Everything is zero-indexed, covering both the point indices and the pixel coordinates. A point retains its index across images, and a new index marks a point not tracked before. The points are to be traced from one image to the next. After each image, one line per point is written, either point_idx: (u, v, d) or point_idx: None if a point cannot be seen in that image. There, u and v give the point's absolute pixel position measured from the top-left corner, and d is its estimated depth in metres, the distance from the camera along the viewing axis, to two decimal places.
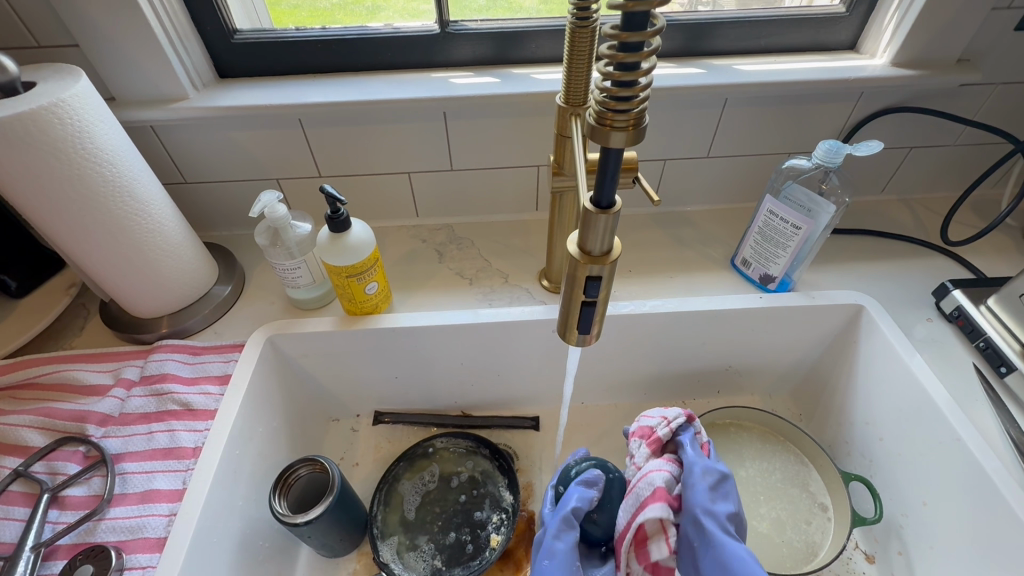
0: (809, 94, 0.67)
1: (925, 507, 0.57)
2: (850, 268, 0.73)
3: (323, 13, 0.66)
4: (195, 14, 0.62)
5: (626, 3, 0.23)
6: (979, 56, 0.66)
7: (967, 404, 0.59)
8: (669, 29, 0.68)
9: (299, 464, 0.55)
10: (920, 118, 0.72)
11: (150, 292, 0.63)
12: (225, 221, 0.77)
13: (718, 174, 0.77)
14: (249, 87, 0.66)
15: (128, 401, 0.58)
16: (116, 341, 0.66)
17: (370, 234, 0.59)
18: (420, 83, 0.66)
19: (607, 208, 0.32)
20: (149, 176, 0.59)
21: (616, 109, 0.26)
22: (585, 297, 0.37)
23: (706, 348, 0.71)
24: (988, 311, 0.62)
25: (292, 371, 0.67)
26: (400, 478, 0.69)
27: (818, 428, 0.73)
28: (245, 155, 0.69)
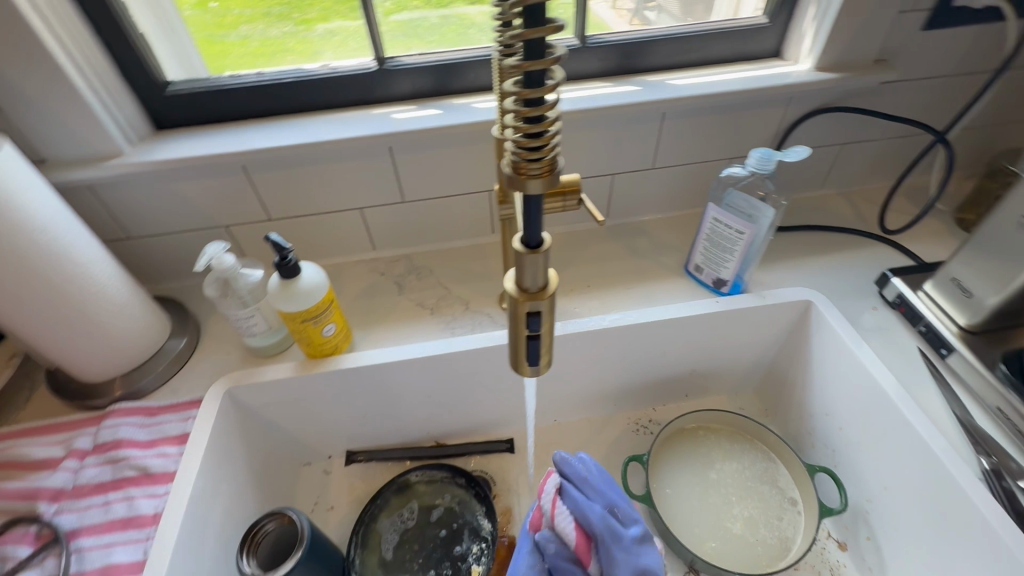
0: (740, 103, 0.70)
1: (885, 491, 0.60)
2: (797, 264, 0.75)
3: (276, 41, 0.66)
4: (125, 69, 0.61)
5: (522, 62, 0.24)
6: (893, 55, 0.70)
7: (916, 388, 0.61)
8: (602, 50, 0.70)
9: (265, 519, 0.54)
10: (847, 117, 0.75)
11: (99, 355, 0.60)
12: (175, 272, 0.76)
13: (665, 183, 0.79)
14: (187, 138, 0.65)
15: (81, 472, 0.56)
16: (67, 409, 0.64)
17: (323, 276, 0.59)
18: (362, 121, 0.66)
19: (537, 247, 0.33)
20: (87, 237, 0.57)
21: (529, 159, 0.26)
22: (529, 331, 0.37)
23: (668, 355, 0.72)
24: (926, 296, 0.66)
25: (255, 421, 0.66)
26: (377, 517, 0.67)
27: (783, 422, 0.75)
28: (189, 205, 0.68)
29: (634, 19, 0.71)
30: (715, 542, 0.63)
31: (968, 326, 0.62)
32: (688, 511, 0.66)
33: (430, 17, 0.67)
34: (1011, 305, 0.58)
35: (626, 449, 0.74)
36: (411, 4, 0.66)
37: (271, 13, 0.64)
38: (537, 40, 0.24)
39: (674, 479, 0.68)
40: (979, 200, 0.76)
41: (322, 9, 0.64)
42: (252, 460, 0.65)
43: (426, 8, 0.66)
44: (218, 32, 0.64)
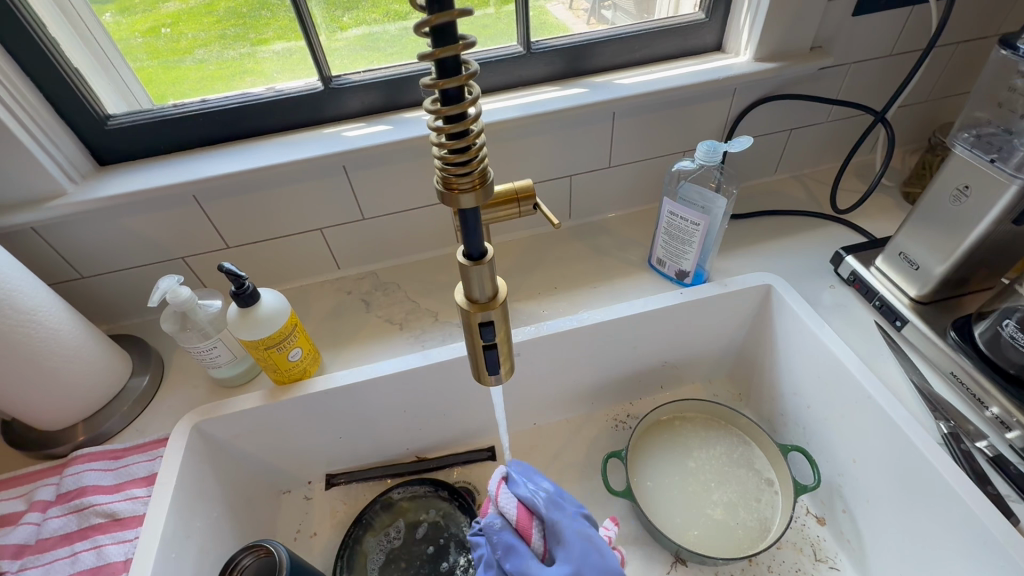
0: (686, 97, 0.71)
1: (855, 463, 0.61)
2: (756, 249, 0.77)
3: (232, 63, 0.65)
4: (61, 107, 0.60)
5: (437, 80, 0.25)
6: (829, 41, 0.72)
7: (875, 361, 0.63)
8: (548, 55, 0.71)
9: (242, 554, 0.52)
10: (790, 104, 0.77)
11: (55, 402, 0.58)
12: (134, 309, 0.74)
13: (623, 180, 0.81)
14: (133, 171, 0.63)
15: (45, 524, 0.54)
16: (28, 460, 0.62)
17: (283, 301, 0.59)
18: (313, 141, 0.66)
19: (480, 258, 0.33)
20: (32, 282, 0.55)
21: (458, 173, 0.27)
22: (484, 342, 0.37)
23: (639, 350, 0.73)
24: (878, 272, 0.68)
25: (227, 454, 0.64)
26: (362, 539, 0.66)
27: (757, 405, 0.76)
28: (142, 239, 0.67)
29: (591, 18, 0.72)
30: (698, 530, 0.64)
31: (919, 297, 0.64)
32: (670, 502, 0.66)
33: (389, 29, 0.67)
34: (956, 273, 0.61)
35: (606, 446, 0.74)
36: (370, 17, 0.65)
37: (226, 35, 0.63)
38: (449, 59, 0.25)
39: (655, 471, 0.69)
40: (922, 174, 0.79)
41: (278, 27, 0.63)
42: (227, 494, 0.64)
43: (385, 21, 0.66)
44: (171, 58, 0.63)
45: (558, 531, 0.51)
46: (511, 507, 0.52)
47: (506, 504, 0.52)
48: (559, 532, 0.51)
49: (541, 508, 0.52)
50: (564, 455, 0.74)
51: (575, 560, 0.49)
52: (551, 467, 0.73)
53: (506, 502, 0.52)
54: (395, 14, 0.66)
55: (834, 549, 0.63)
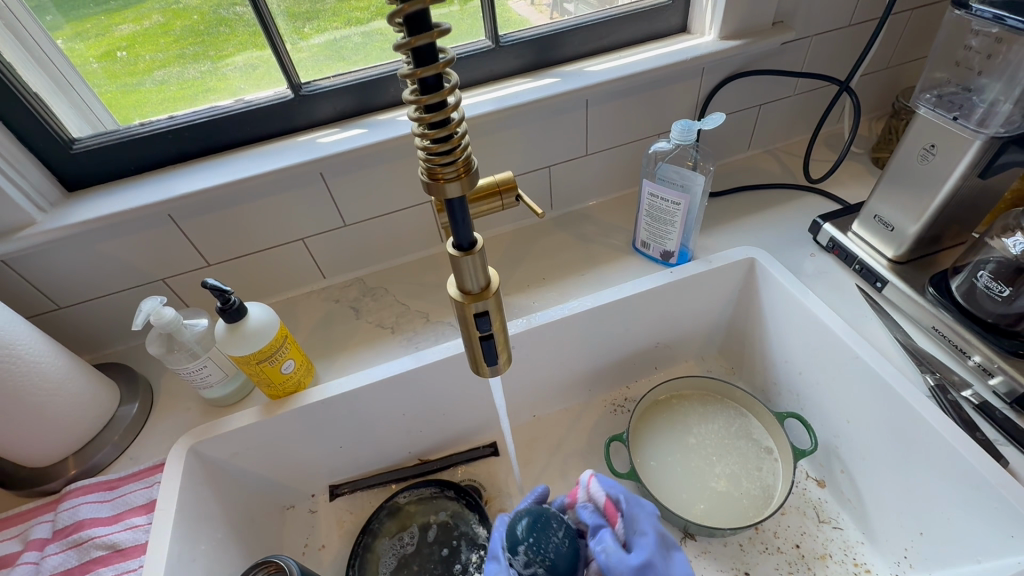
0: (657, 79, 0.72)
1: (849, 424, 0.63)
2: (737, 225, 0.79)
3: (194, 82, 0.64)
4: (23, 134, 0.58)
5: (414, 70, 0.25)
6: (790, 16, 0.74)
7: (860, 323, 0.65)
8: (517, 48, 0.71)
9: (253, 570, 0.52)
10: (758, 80, 0.79)
11: (43, 436, 0.57)
12: (117, 335, 0.72)
13: (602, 167, 0.81)
14: (104, 195, 0.62)
15: (43, 562, 0.53)
16: (21, 500, 0.60)
17: (271, 314, 0.58)
18: (288, 150, 0.65)
19: (470, 248, 0.33)
20: (9, 316, 0.54)
21: (442, 162, 0.27)
22: (480, 333, 0.37)
23: (631, 333, 0.74)
24: (855, 236, 0.70)
25: (227, 474, 0.63)
26: (372, 545, 0.65)
27: (749, 376, 0.78)
28: (120, 264, 0.65)
29: (554, 12, 0.72)
30: (704, 503, 0.65)
31: (896, 258, 0.66)
32: (674, 479, 0.67)
33: (352, 36, 0.66)
34: (928, 231, 0.62)
35: (607, 430, 0.75)
36: (331, 25, 0.65)
37: (185, 54, 0.62)
38: (426, 47, 0.24)
39: (657, 451, 0.70)
40: (889, 138, 0.81)
41: (238, 42, 0.63)
42: (230, 514, 0.63)
43: (346, 29, 0.66)
44: (130, 81, 0.62)
45: (639, 524, 0.52)
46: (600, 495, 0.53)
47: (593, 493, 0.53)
48: (639, 526, 0.51)
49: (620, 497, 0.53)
50: (567, 443, 0.74)
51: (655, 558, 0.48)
52: (555, 456, 0.73)
53: (597, 488, 0.53)
54: (356, 22, 0.66)
55: (836, 509, 0.65)
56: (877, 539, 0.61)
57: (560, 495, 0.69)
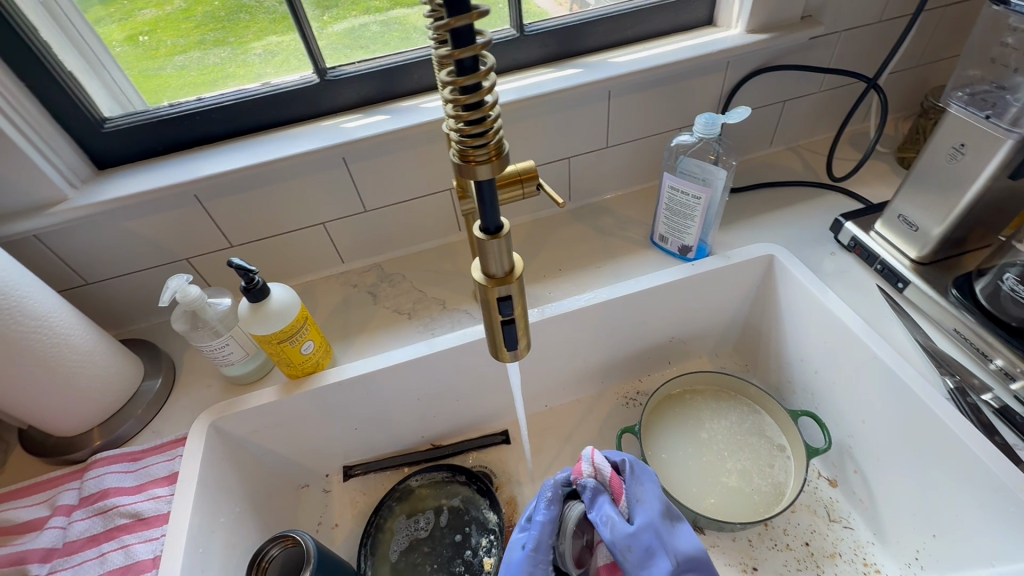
0: (681, 72, 0.72)
1: (864, 424, 0.62)
2: (757, 221, 0.78)
3: (214, 68, 0.65)
4: (57, 112, 0.59)
5: (452, 51, 0.25)
6: (819, 11, 0.73)
7: (880, 323, 0.64)
8: (540, 38, 0.71)
9: (270, 545, 0.53)
10: (784, 75, 0.78)
11: (71, 407, 0.58)
12: (141, 312, 0.74)
13: (622, 160, 0.81)
14: (133, 174, 0.63)
15: (71, 528, 0.55)
16: (48, 467, 0.62)
17: (293, 295, 0.59)
18: (312, 134, 0.65)
19: (497, 232, 0.34)
20: (41, 289, 0.55)
21: (475, 145, 0.27)
22: (502, 317, 0.38)
23: (646, 326, 0.74)
24: (878, 236, 0.69)
25: (245, 451, 0.65)
26: (384, 526, 0.67)
27: (764, 374, 0.77)
28: (146, 243, 0.67)
29: (573, 3, 0.72)
30: (714, 498, 0.65)
31: (919, 259, 0.65)
32: (685, 473, 0.67)
33: (370, 24, 0.67)
34: (954, 232, 0.62)
35: (618, 422, 0.76)
36: (350, 14, 0.66)
37: (206, 40, 0.63)
38: (464, 29, 0.25)
39: (669, 444, 0.70)
40: (915, 138, 0.80)
41: (257, 30, 0.64)
42: (248, 489, 0.64)
43: (365, 16, 0.67)
44: (152, 65, 0.63)
45: (640, 491, 0.52)
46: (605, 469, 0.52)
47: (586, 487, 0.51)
48: (642, 492, 0.52)
49: (624, 472, 0.53)
50: (578, 434, 0.75)
51: (658, 521, 0.49)
52: (565, 447, 0.74)
53: (601, 462, 0.52)
54: (374, 10, 0.67)
55: (848, 509, 0.64)
56: (888, 539, 0.60)
57: None
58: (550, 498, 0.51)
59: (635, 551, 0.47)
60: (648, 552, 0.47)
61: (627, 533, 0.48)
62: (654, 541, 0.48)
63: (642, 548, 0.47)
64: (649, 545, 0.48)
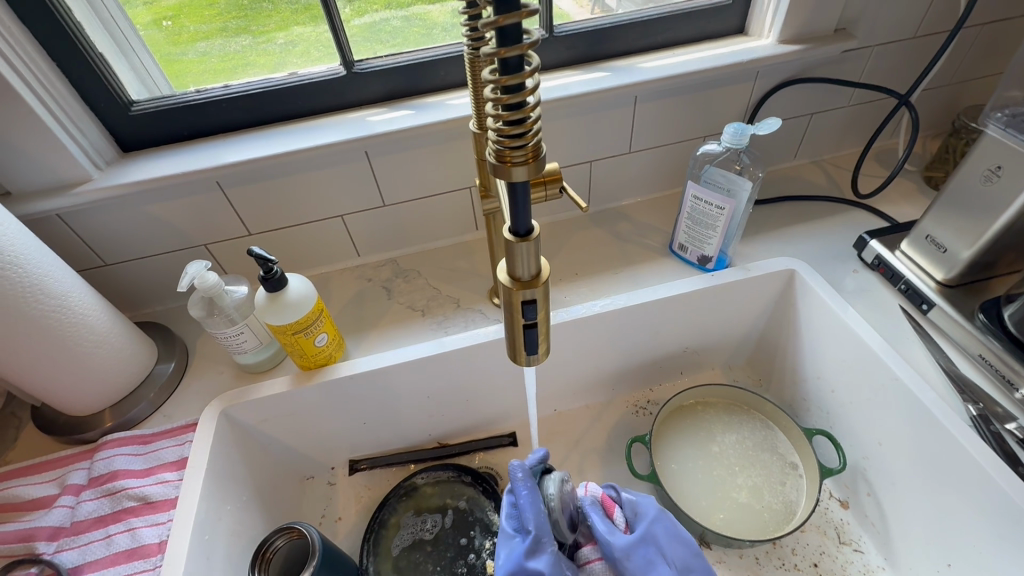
0: (710, 80, 0.71)
1: (880, 447, 0.61)
2: (778, 235, 0.77)
3: (235, 56, 0.65)
4: (85, 92, 0.60)
5: (498, 49, 0.25)
6: (853, 23, 0.72)
7: (902, 345, 0.63)
8: (569, 39, 0.70)
9: (275, 536, 0.53)
10: (813, 88, 0.77)
11: (85, 387, 0.59)
12: (156, 295, 0.74)
13: (643, 166, 0.80)
14: (156, 158, 0.63)
15: (79, 507, 0.55)
16: (58, 445, 0.62)
17: (310, 286, 0.59)
18: (335, 126, 0.65)
19: (527, 235, 0.33)
20: (62, 268, 0.55)
21: (513, 146, 0.27)
22: (525, 321, 0.37)
23: (660, 336, 0.73)
24: (903, 255, 0.68)
25: (253, 439, 0.65)
26: (387, 523, 0.66)
27: (778, 390, 0.76)
28: (165, 227, 0.67)
29: (595, 7, 0.71)
30: (723, 513, 0.64)
31: (945, 281, 0.64)
32: (694, 485, 0.67)
33: (391, 19, 0.66)
34: (983, 256, 0.60)
35: (627, 431, 0.75)
36: (372, 7, 0.65)
37: (228, 28, 0.63)
38: (511, 28, 0.24)
39: (679, 455, 0.69)
40: (945, 158, 0.78)
41: (281, 20, 0.63)
42: (254, 478, 0.64)
43: (386, 11, 0.66)
44: (174, 51, 0.63)
45: (636, 505, 0.55)
46: (597, 490, 0.55)
47: (592, 490, 0.55)
48: (638, 505, 0.55)
49: (620, 493, 0.56)
50: (586, 440, 0.74)
51: (655, 526, 0.53)
52: (573, 452, 0.73)
53: (592, 486, 0.56)
54: (395, 4, 0.66)
55: (859, 532, 0.63)
56: (900, 566, 0.59)
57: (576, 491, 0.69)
58: (524, 481, 0.51)
59: (635, 559, 0.50)
60: (648, 561, 0.50)
61: (627, 543, 0.51)
62: (652, 549, 0.51)
63: (642, 557, 0.51)
64: (650, 555, 0.51)
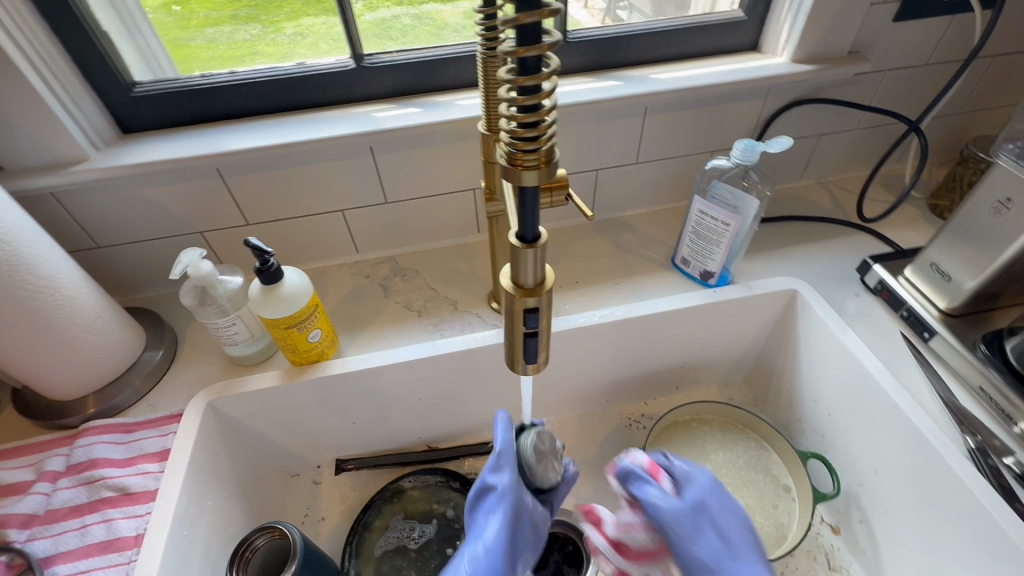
0: (722, 95, 0.70)
1: (875, 474, 0.60)
2: (780, 254, 0.76)
3: (243, 45, 0.64)
4: (87, 71, 0.58)
5: (516, 48, 0.24)
6: (867, 47, 0.71)
7: (902, 372, 0.62)
8: (582, 46, 0.70)
9: (255, 535, 0.51)
10: (823, 108, 0.76)
11: (69, 371, 0.57)
12: (148, 281, 0.73)
13: (650, 177, 0.80)
14: (156, 142, 0.62)
15: (55, 495, 0.53)
16: (38, 429, 0.61)
17: (306, 281, 0.58)
18: (341, 119, 0.64)
19: (533, 242, 0.32)
20: (52, 248, 0.54)
21: (525, 149, 0.26)
22: (525, 329, 0.36)
23: (658, 349, 0.72)
24: (906, 281, 0.67)
25: (239, 434, 0.63)
26: (372, 525, 0.65)
27: (773, 410, 0.76)
28: (162, 212, 0.65)
29: (606, 16, 0.71)
30: None
31: (948, 309, 0.63)
32: None
33: (402, 17, 0.66)
34: (988, 287, 0.60)
35: (620, 444, 0.74)
36: (383, 3, 0.64)
37: (238, 15, 0.62)
38: (532, 27, 0.23)
39: None
40: (951, 186, 0.78)
41: (291, 10, 0.63)
42: (238, 473, 0.63)
43: (398, 8, 0.65)
44: (182, 35, 0.62)
45: (681, 469, 0.54)
46: (640, 455, 0.54)
47: (636, 456, 0.53)
48: (687, 472, 0.53)
49: (670, 460, 0.55)
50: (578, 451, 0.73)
51: (707, 498, 0.52)
52: None
53: (635, 451, 0.54)
54: (406, 2, 0.65)
55: (849, 559, 0.62)
56: None
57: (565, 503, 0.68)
58: (502, 428, 0.47)
59: (682, 523, 0.49)
60: (695, 526, 0.49)
61: (673, 505, 0.50)
62: (701, 515, 0.50)
63: (687, 522, 0.49)
64: (694, 523, 0.49)
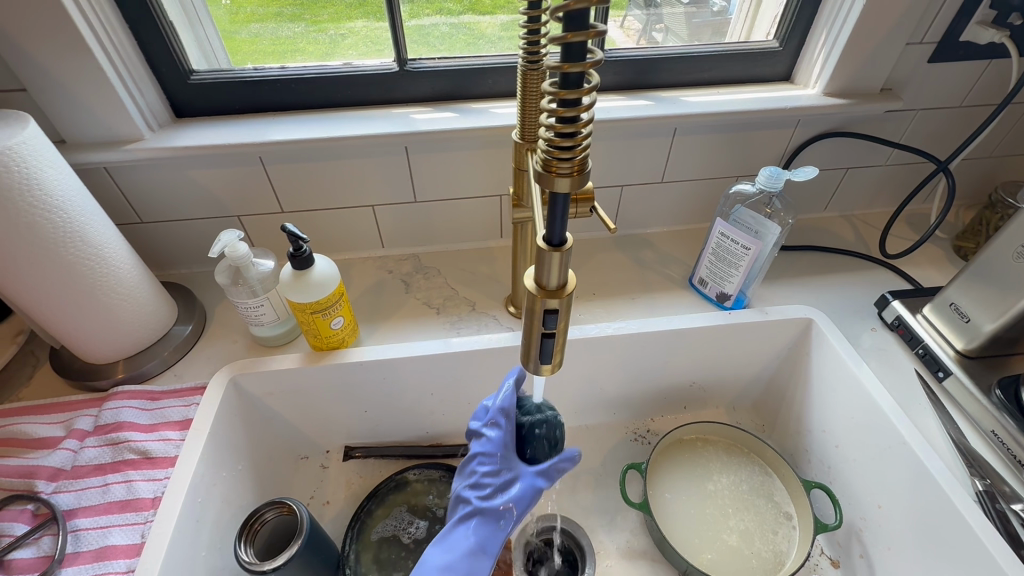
0: (752, 121, 0.71)
1: (879, 510, 0.60)
2: (798, 282, 0.77)
3: (286, 41, 0.67)
4: (150, 57, 0.62)
5: (561, 64, 0.26)
6: (901, 85, 0.72)
7: (912, 409, 0.62)
8: (617, 65, 0.72)
9: (266, 508, 0.53)
10: (852, 143, 0.77)
11: (105, 336, 0.60)
12: (184, 258, 0.76)
13: (674, 197, 0.81)
14: (206, 127, 0.66)
15: (81, 452, 0.56)
16: (69, 389, 0.64)
17: (334, 270, 0.60)
18: (380, 119, 0.67)
19: (559, 246, 0.34)
20: (102, 218, 0.57)
21: (560, 157, 0.28)
22: (544, 329, 0.38)
23: (670, 367, 0.73)
24: (924, 319, 0.67)
25: (256, 411, 0.66)
26: (374, 513, 0.66)
27: (780, 438, 0.76)
28: (204, 194, 0.69)
29: (642, 38, 0.73)
30: (711, 553, 0.63)
31: (965, 350, 0.63)
32: (685, 520, 0.66)
33: (441, 25, 0.68)
34: (1007, 332, 0.59)
35: (624, 457, 0.74)
36: (424, 12, 0.67)
37: (283, 13, 0.65)
38: (578, 46, 0.25)
39: (674, 486, 0.69)
40: (977, 229, 0.78)
41: (334, 12, 0.66)
42: (251, 450, 0.65)
43: (438, 16, 0.68)
44: (231, 28, 0.65)
45: None
46: None
47: None
48: None
49: None
50: (581, 460, 0.74)
51: None
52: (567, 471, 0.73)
53: None
54: (446, 12, 0.68)
55: None
56: None
57: (565, 510, 0.69)
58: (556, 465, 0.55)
59: None
60: None
61: None
62: None
63: None
64: None
